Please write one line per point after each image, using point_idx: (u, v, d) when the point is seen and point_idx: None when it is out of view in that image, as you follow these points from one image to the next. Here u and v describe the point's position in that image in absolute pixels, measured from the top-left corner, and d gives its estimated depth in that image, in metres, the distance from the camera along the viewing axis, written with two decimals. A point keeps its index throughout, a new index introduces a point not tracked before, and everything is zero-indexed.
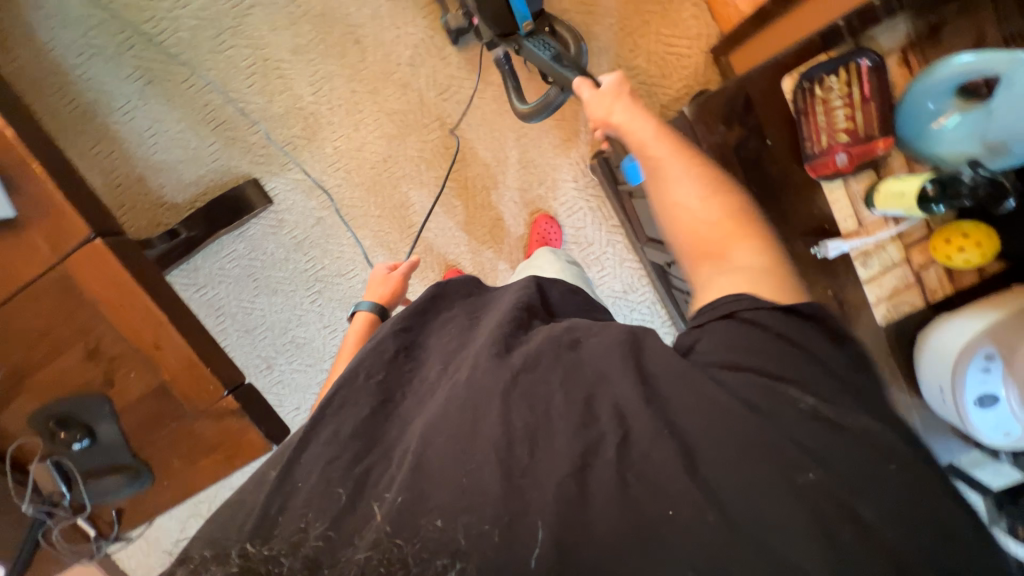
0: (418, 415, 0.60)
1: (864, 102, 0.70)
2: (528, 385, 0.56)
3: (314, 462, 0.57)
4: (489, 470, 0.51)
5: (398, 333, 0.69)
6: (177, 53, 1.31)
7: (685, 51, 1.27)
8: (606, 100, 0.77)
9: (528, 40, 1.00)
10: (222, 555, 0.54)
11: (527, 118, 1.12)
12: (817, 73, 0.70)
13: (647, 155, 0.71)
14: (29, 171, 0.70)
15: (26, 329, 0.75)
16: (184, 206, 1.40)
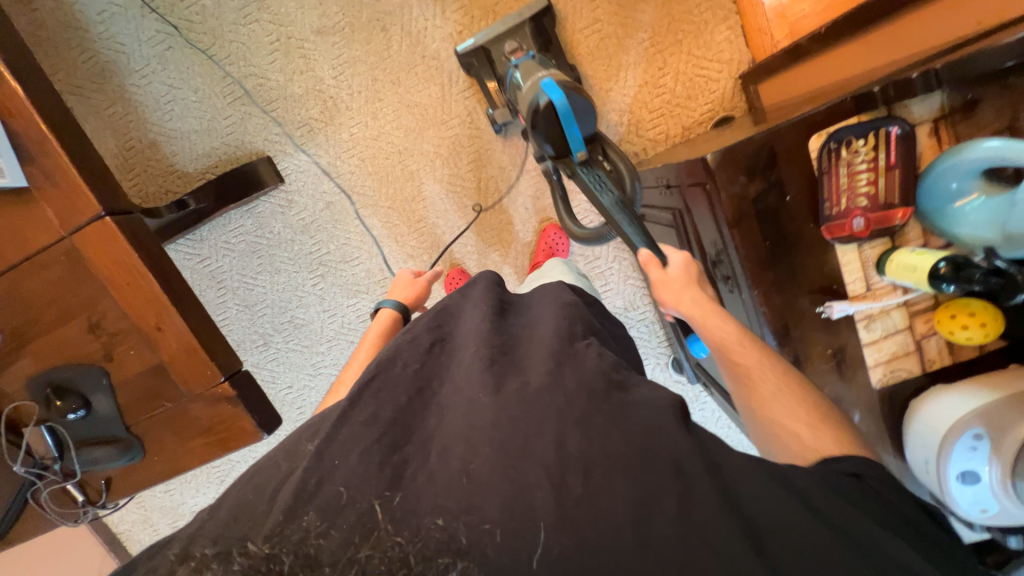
0: (456, 405, 0.60)
1: (890, 169, 0.58)
2: (585, 412, 0.55)
3: (348, 448, 0.56)
4: (539, 493, 0.50)
5: (431, 328, 0.74)
6: (200, 21, 1.29)
7: (715, 74, 1.25)
8: (676, 285, 0.71)
9: (583, 171, 0.91)
10: (223, 553, 0.50)
11: (579, 240, 1.07)
12: (848, 136, 0.57)
13: (732, 358, 0.63)
14: (44, 142, 0.69)
15: (34, 298, 0.76)
16: (195, 176, 1.39)
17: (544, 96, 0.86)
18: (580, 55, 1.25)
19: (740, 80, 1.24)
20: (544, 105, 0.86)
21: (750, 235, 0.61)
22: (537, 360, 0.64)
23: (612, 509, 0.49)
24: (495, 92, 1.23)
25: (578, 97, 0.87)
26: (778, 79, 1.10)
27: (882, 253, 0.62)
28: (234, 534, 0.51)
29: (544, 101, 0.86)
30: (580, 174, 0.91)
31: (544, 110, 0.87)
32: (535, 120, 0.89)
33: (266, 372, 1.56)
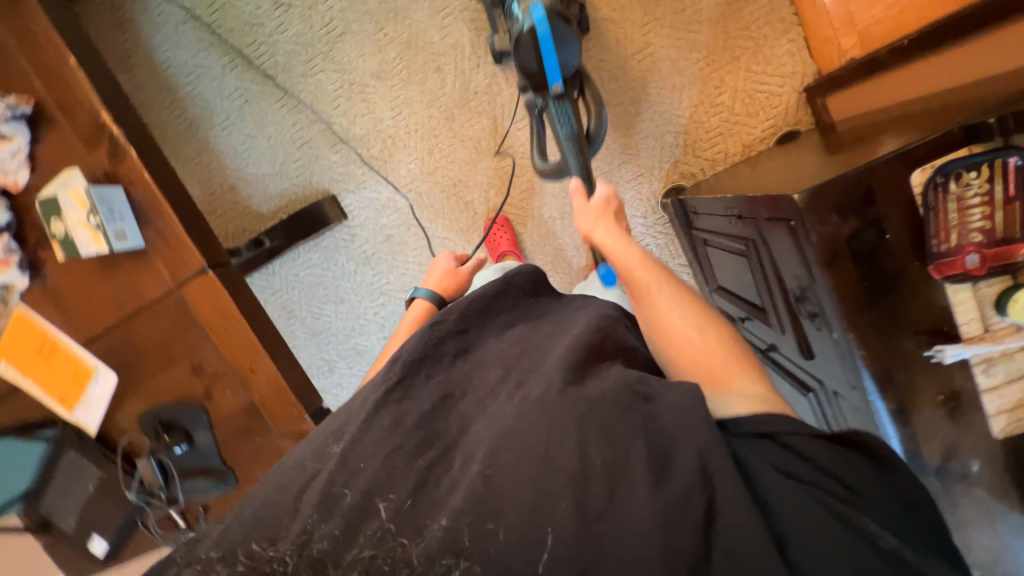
0: (483, 415, 0.61)
1: (1009, 201, 0.53)
2: (607, 419, 0.54)
3: (374, 449, 0.58)
4: (560, 503, 0.49)
5: (458, 330, 0.73)
6: (273, 75, 1.40)
7: (777, 89, 1.20)
8: (593, 216, 0.84)
9: (553, 106, 0.95)
10: (228, 555, 0.53)
11: (543, 176, 1.05)
12: (958, 168, 0.53)
13: (633, 277, 0.75)
14: (158, 207, 0.77)
15: (147, 344, 0.85)
16: (268, 216, 1.50)
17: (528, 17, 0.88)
18: (632, 80, 1.24)
19: (805, 93, 1.18)
20: (528, 29, 0.89)
21: (844, 276, 0.57)
22: (557, 362, 0.63)
23: (638, 524, 0.47)
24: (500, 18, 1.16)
25: (563, 30, 0.90)
26: (851, 92, 1.05)
27: (1003, 291, 0.56)
28: (244, 534, 0.55)
29: (527, 23, 0.89)
30: (550, 107, 0.96)
31: (526, 35, 0.89)
32: (515, 41, 0.91)
33: (331, 396, 1.64)
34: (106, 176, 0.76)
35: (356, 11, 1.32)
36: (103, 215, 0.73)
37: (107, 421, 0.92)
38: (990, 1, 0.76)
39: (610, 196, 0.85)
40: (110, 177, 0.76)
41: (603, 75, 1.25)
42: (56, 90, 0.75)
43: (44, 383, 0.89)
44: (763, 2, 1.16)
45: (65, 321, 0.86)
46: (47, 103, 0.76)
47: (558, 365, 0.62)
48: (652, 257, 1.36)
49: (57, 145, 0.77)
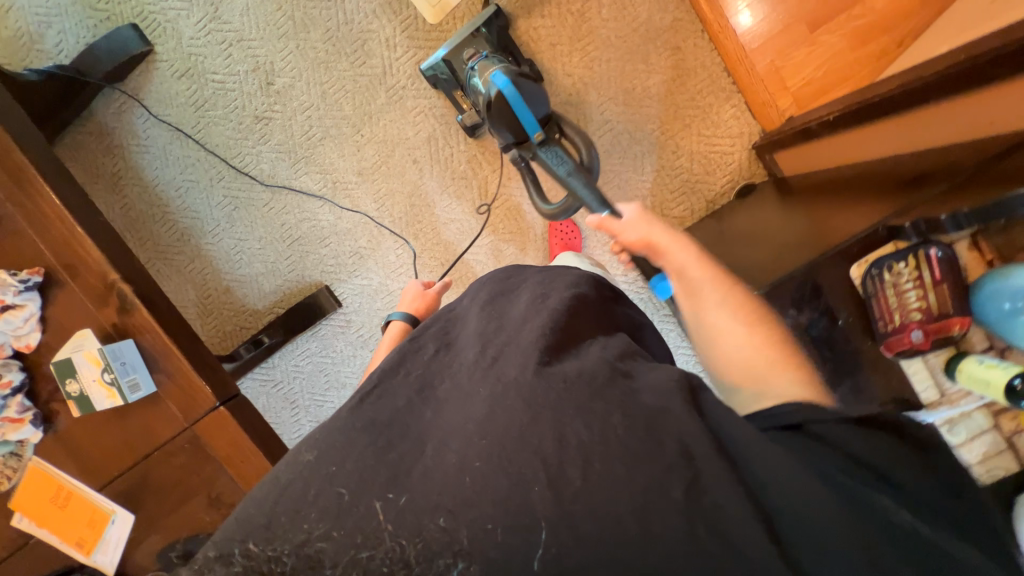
0: (457, 398, 0.60)
1: (937, 284, 0.85)
2: (583, 400, 0.53)
3: (342, 454, 0.55)
4: (535, 489, 0.48)
5: (437, 334, 0.73)
6: (260, 181, 1.47)
7: (728, 148, 1.30)
8: (640, 226, 0.87)
9: (542, 150, 1.01)
10: (224, 555, 0.51)
11: (552, 217, 1.13)
12: (890, 262, 0.84)
13: (688, 278, 0.78)
14: (170, 352, 0.82)
15: (164, 481, 0.87)
16: (264, 312, 1.53)
17: (494, 85, 0.97)
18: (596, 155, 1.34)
19: (755, 150, 1.29)
20: (496, 95, 0.97)
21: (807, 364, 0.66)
22: (530, 344, 0.62)
23: (613, 497, 0.47)
24: (461, 98, 1.30)
25: (527, 84, 0.98)
26: (795, 152, 1.15)
27: (946, 358, 0.87)
28: (234, 536, 0.53)
29: (494, 91, 0.97)
30: (540, 154, 1.02)
31: (496, 99, 0.98)
32: (488, 109, 1.00)
33: None
34: (116, 330, 0.81)
35: (334, 118, 1.41)
36: (117, 371, 0.78)
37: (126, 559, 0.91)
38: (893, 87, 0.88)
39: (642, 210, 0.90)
40: (120, 330, 0.81)
41: None
42: (65, 256, 0.81)
43: (61, 530, 0.88)
44: (703, 75, 1.28)
45: (81, 467, 0.88)
46: (56, 269, 0.81)
47: (537, 346, 0.61)
48: None
49: (68, 306, 0.81)
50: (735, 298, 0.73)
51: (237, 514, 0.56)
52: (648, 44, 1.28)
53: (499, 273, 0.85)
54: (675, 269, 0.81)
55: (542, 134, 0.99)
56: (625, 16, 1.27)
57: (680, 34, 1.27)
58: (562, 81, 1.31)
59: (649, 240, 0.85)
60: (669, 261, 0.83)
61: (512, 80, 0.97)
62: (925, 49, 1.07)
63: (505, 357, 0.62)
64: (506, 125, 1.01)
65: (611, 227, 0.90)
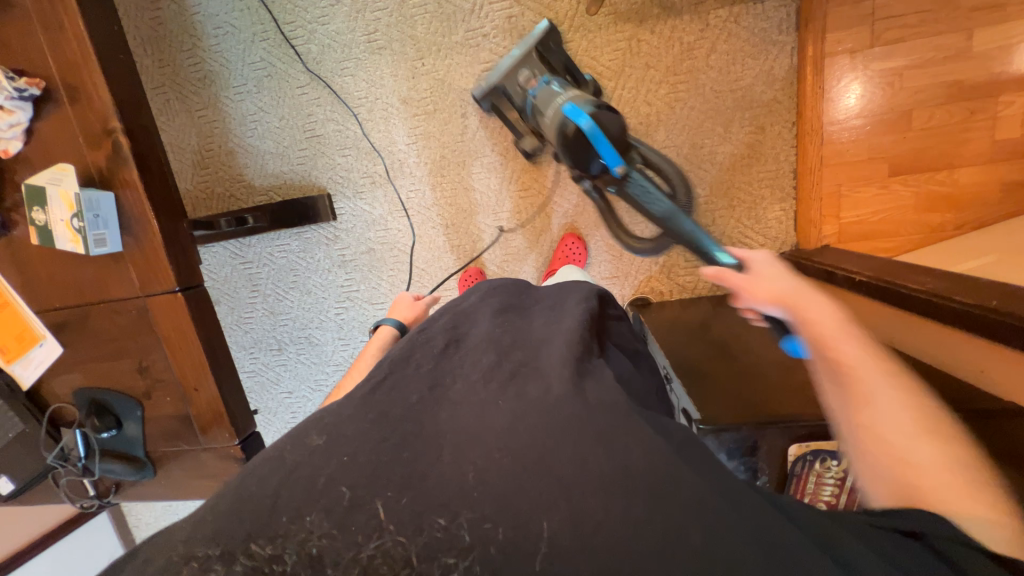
0: (472, 405, 0.58)
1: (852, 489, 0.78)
2: (604, 426, 0.53)
3: (354, 439, 0.54)
4: (555, 512, 0.46)
5: (446, 329, 0.73)
6: (303, 60, 1.37)
7: (757, 246, 1.29)
8: (775, 277, 0.70)
9: (628, 185, 0.96)
10: (227, 553, 0.46)
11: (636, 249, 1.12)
12: (825, 455, 0.78)
13: (825, 348, 0.61)
14: (146, 223, 0.79)
15: (100, 331, 0.87)
16: (258, 191, 1.48)
17: (570, 120, 0.90)
18: None
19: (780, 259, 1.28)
20: (572, 130, 0.90)
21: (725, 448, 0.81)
22: (557, 362, 0.62)
23: (634, 534, 0.45)
24: (516, 121, 1.27)
25: (609, 118, 0.90)
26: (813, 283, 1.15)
27: None
28: (233, 530, 0.47)
29: (571, 127, 0.90)
30: (628, 187, 0.96)
31: (573, 134, 0.90)
32: (563, 145, 0.93)
33: (272, 373, 1.65)
34: (99, 177, 0.77)
35: (402, 32, 1.31)
36: (87, 222, 0.75)
37: (44, 380, 0.94)
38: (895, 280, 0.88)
39: (772, 258, 0.75)
40: (104, 178, 0.77)
41: None
42: (69, 79, 0.74)
43: None
44: (772, 167, 1.24)
45: (22, 285, 0.87)
46: (56, 88, 0.75)
47: (560, 368, 0.61)
48: None
49: (57, 131, 0.77)
50: (866, 354, 0.59)
51: (221, 498, 0.52)
52: (736, 111, 1.21)
53: (512, 284, 0.86)
54: (811, 333, 0.63)
55: (623, 169, 0.93)
56: (731, 72, 1.19)
57: (771, 115, 1.20)
58: (638, 107, 1.25)
59: (782, 296, 0.67)
60: (803, 321, 0.65)
61: (591, 113, 0.89)
62: (977, 246, 1.05)
63: (523, 377, 0.62)
64: (577, 156, 0.93)
65: (733, 273, 0.71)
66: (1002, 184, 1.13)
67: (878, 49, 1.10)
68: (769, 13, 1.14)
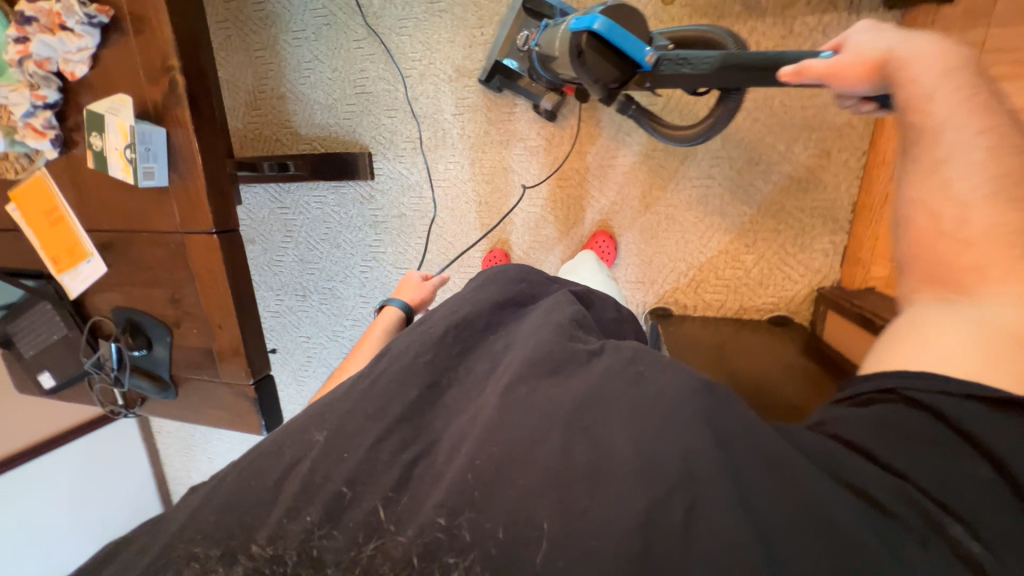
0: (466, 409, 0.57)
1: None
2: (587, 414, 0.50)
3: (354, 425, 0.54)
4: (543, 504, 0.44)
5: (447, 317, 0.69)
6: (363, 13, 1.35)
7: (796, 276, 1.23)
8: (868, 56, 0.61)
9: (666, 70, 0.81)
10: (228, 553, 0.47)
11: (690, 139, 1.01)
12: None
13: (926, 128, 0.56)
14: (192, 163, 0.81)
15: (141, 258, 0.92)
16: (303, 139, 1.50)
17: (579, 29, 0.78)
18: (677, 197, 1.26)
19: (817, 293, 1.21)
20: (587, 40, 0.78)
21: None
22: (528, 353, 0.59)
23: (614, 514, 0.42)
24: (529, 85, 1.25)
25: (615, 14, 0.79)
26: (844, 325, 1.09)
27: None
28: (231, 530, 0.48)
29: (584, 37, 0.79)
30: (663, 74, 0.82)
31: (588, 44, 0.79)
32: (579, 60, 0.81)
33: (294, 317, 1.72)
34: (155, 112, 0.79)
35: None
36: (139, 153, 0.78)
37: (89, 293, 1.00)
38: None
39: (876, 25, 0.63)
40: (158, 114, 0.79)
41: (656, 180, 1.27)
42: (137, 10, 0.75)
43: (48, 241, 0.97)
44: (830, 195, 1.15)
45: (77, 204, 0.92)
46: (124, 18, 0.76)
47: (528, 362, 0.57)
48: None
49: (121, 62, 0.79)
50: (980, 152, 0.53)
51: (213, 494, 0.52)
52: (803, 130, 1.13)
53: (513, 272, 0.81)
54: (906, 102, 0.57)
55: (654, 54, 0.79)
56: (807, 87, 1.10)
57: (841, 140, 1.12)
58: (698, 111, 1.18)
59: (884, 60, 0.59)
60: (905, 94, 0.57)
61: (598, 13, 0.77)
62: None
63: (508, 375, 0.57)
64: (603, 69, 0.81)
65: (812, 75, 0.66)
66: None
67: None
68: None
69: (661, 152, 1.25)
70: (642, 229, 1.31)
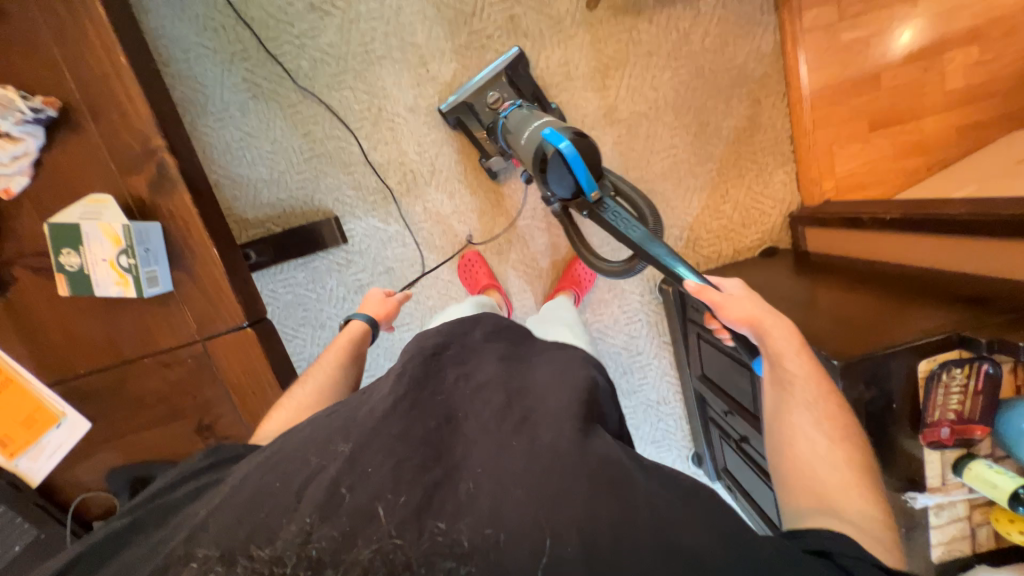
0: (490, 440, 0.54)
1: (977, 393, 0.70)
2: (604, 476, 0.49)
3: (378, 455, 0.51)
4: (560, 523, 0.46)
5: (456, 360, 0.66)
6: (293, 77, 1.28)
7: (768, 209, 1.39)
8: (745, 303, 0.78)
9: (603, 213, 0.88)
10: (226, 556, 0.47)
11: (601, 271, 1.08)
12: (951, 367, 0.70)
13: (783, 372, 0.70)
14: (202, 252, 0.68)
15: (143, 393, 0.73)
16: (253, 224, 1.35)
17: (549, 143, 0.84)
18: (652, 172, 1.36)
19: (789, 218, 1.39)
20: (551, 153, 0.84)
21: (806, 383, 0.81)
22: (555, 404, 0.57)
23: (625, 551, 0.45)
24: (483, 140, 1.27)
25: (586, 144, 0.85)
26: (830, 233, 1.25)
27: (960, 457, 0.74)
28: (239, 534, 0.48)
29: (549, 149, 0.85)
30: (598, 215, 0.88)
31: (551, 157, 0.84)
32: (540, 167, 0.87)
33: None
34: (142, 207, 0.66)
35: (401, 40, 1.27)
36: (139, 258, 0.63)
37: (60, 468, 0.77)
38: (924, 216, 0.97)
39: (743, 287, 0.82)
40: (147, 208, 0.66)
41: (629, 163, 1.35)
42: (94, 94, 0.63)
43: None
44: (770, 135, 1.34)
45: (32, 357, 0.71)
46: (78, 107, 0.63)
47: (571, 409, 0.56)
48: (640, 332, 1.47)
49: (80, 161, 0.64)
50: (831, 409, 0.65)
51: (238, 488, 0.53)
52: (734, 88, 1.31)
53: (513, 327, 0.78)
54: (773, 354, 0.72)
55: (599, 194, 0.86)
56: (724, 53, 1.29)
57: (764, 89, 1.31)
58: (646, 93, 1.31)
59: (754, 319, 0.76)
60: (770, 346, 0.73)
61: (570, 138, 0.84)
62: (959, 178, 1.18)
63: (537, 416, 0.56)
64: (557, 187, 0.86)
65: (708, 295, 0.81)
66: (956, 128, 1.31)
67: (846, 21, 1.25)
68: None
69: (626, 137, 1.33)
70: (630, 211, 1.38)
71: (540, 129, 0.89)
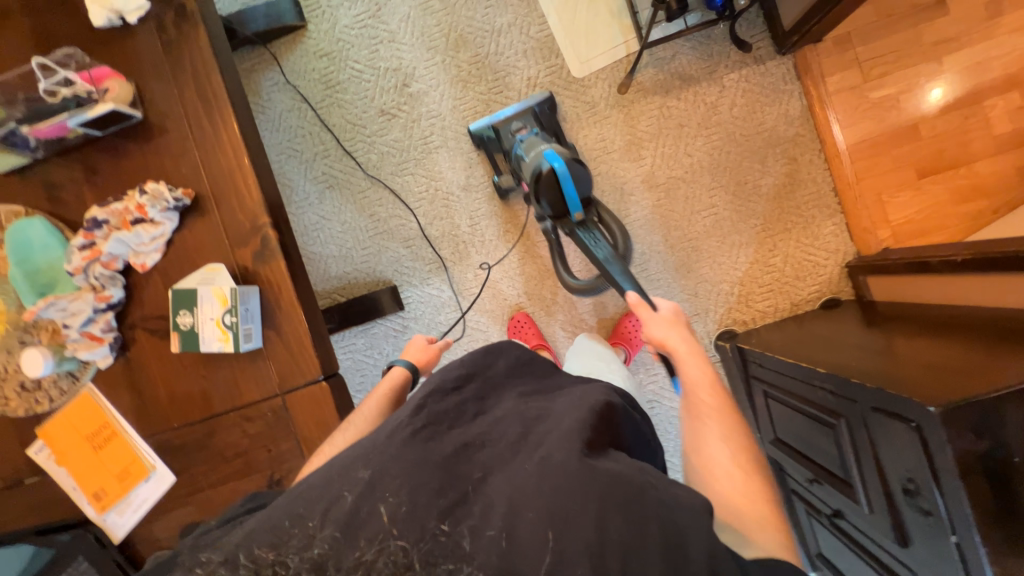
0: (504, 467, 0.56)
1: None
2: (624, 503, 0.51)
3: (400, 479, 0.54)
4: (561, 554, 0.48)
5: (473, 392, 0.67)
6: (363, 169, 1.48)
7: (822, 260, 1.36)
8: (664, 325, 0.88)
9: (581, 231, 1.06)
10: (230, 559, 0.52)
11: (575, 290, 1.32)
12: None
13: (698, 395, 0.75)
14: (290, 312, 0.76)
15: (224, 447, 0.78)
16: (321, 295, 1.48)
17: (546, 162, 1.02)
18: (695, 230, 1.39)
19: (847, 268, 1.34)
20: (547, 171, 1.01)
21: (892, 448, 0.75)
22: (564, 431, 0.58)
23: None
24: (500, 161, 1.43)
25: (578, 168, 1.02)
26: (896, 279, 1.20)
27: None
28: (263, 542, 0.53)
29: (547, 168, 1.02)
30: (577, 233, 1.06)
31: (547, 174, 1.02)
32: (537, 183, 1.04)
33: None
34: (246, 274, 0.76)
35: (456, 132, 1.46)
36: (240, 316, 0.73)
37: (141, 524, 0.80)
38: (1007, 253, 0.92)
39: (674, 310, 0.91)
40: (250, 275, 0.76)
41: (670, 223, 1.40)
42: (220, 185, 0.77)
43: (87, 476, 0.79)
44: (813, 189, 1.36)
45: (137, 412, 0.79)
46: (206, 196, 0.77)
47: (577, 436, 0.57)
48: None
49: (202, 238, 0.77)
50: (739, 435, 0.70)
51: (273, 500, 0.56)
52: (767, 149, 1.37)
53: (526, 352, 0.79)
54: (688, 381, 0.78)
55: (581, 215, 1.04)
56: (753, 119, 1.37)
57: (799, 147, 1.36)
58: (681, 159, 1.39)
59: (666, 344, 0.86)
60: (683, 371, 0.80)
61: (565, 161, 1.01)
62: None
63: (551, 440, 0.57)
64: (550, 203, 1.04)
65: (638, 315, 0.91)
66: (1015, 170, 1.27)
67: (871, 82, 1.31)
68: (773, 70, 1.36)
69: (666, 199, 1.40)
70: (677, 268, 1.40)
71: (542, 151, 1.07)
